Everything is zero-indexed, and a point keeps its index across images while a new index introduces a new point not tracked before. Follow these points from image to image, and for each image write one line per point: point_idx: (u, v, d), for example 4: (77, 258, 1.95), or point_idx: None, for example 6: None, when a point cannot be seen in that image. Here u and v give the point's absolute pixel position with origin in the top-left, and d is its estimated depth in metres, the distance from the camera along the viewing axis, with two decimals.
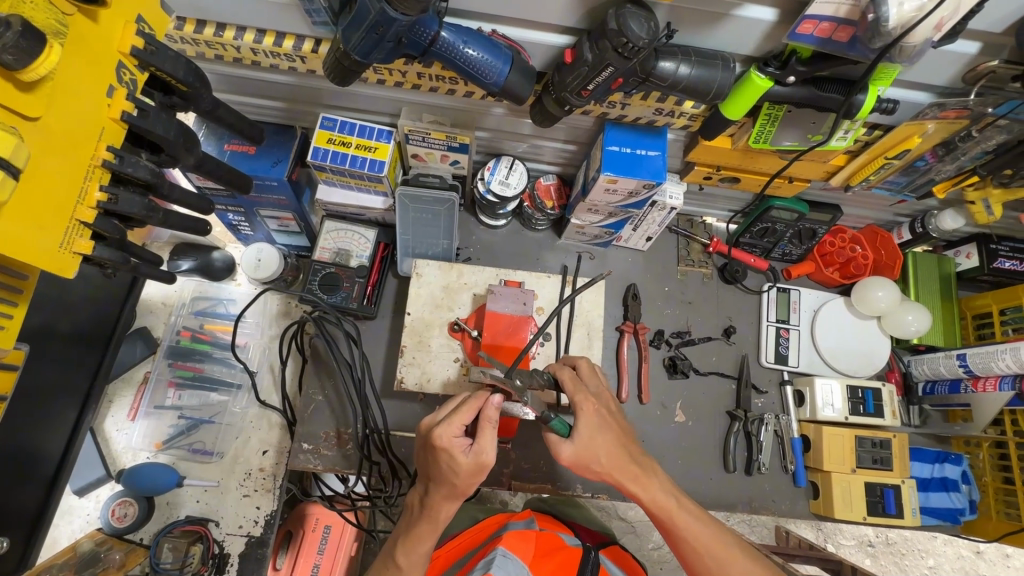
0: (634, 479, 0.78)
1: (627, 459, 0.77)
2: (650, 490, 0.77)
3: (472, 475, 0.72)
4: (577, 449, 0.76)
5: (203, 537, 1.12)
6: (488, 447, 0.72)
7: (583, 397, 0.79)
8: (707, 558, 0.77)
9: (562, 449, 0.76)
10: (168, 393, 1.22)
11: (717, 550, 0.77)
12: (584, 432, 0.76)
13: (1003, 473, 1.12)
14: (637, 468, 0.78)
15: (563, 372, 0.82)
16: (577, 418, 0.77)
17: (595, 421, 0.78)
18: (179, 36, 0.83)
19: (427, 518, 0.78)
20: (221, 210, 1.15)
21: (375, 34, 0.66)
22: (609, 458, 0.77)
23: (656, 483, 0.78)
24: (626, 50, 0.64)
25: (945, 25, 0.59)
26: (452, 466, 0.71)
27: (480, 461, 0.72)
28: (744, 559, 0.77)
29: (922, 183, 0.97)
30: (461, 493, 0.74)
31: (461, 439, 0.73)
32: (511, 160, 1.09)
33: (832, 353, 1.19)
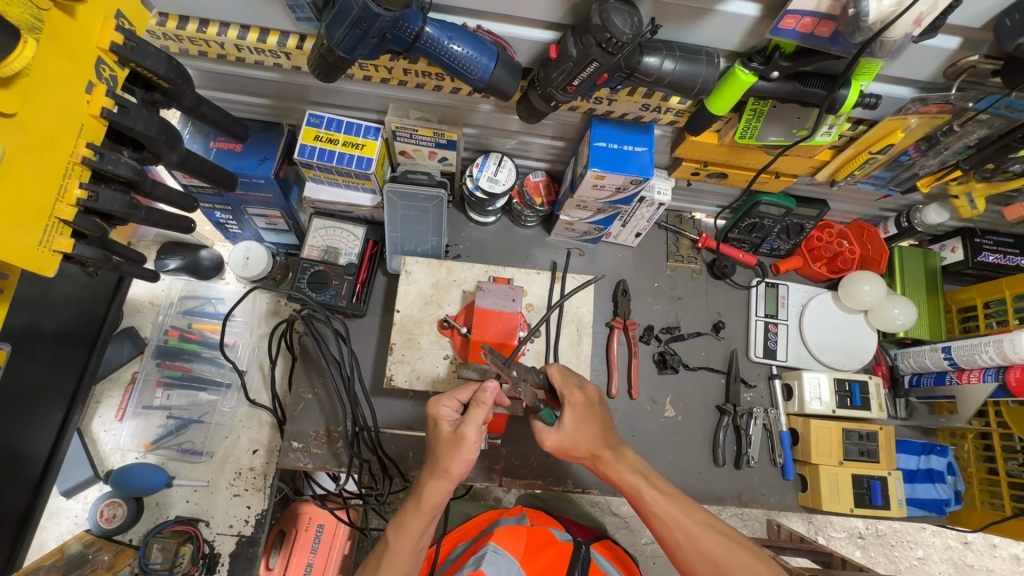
0: (606, 461, 0.84)
1: (603, 442, 0.84)
2: (619, 470, 0.84)
3: (451, 446, 0.77)
4: (561, 437, 0.83)
5: (193, 537, 1.13)
6: (466, 421, 0.76)
7: (572, 390, 0.83)
8: (677, 532, 0.80)
9: (548, 435, 0.84)
10: (156, 393, 1.21)
11: (686, 523, 0.80)
12: (569, 424, 0.82)
13: (987, 464, 1.14)
14: (609, 451, 0.85)
15: (554, 367, 0.85)
16: (563, 410, 0.82)
17: (579, 412, 0.82)
18: (161, 32, 0.82)
19: (414, 496, 0.81)
20: (208, 209, 1.14)
21: (358, 29, 0.65)
22: (588, 442, 0.84)
23: (626, 464, 0.85)
24: (610, 46, 0.64)
25: (924, 20, 0.60)
26: (435, 433, 0.79)
27: (457, 433, 0.76)
28: (713, 532, 0.79)
29: (906, 178, 0.98)
30: (442, 468, 0.78)
31: (452, 409, 0.80)
32: (499, 157, 1.09)
33: (820, 346, 1.20)
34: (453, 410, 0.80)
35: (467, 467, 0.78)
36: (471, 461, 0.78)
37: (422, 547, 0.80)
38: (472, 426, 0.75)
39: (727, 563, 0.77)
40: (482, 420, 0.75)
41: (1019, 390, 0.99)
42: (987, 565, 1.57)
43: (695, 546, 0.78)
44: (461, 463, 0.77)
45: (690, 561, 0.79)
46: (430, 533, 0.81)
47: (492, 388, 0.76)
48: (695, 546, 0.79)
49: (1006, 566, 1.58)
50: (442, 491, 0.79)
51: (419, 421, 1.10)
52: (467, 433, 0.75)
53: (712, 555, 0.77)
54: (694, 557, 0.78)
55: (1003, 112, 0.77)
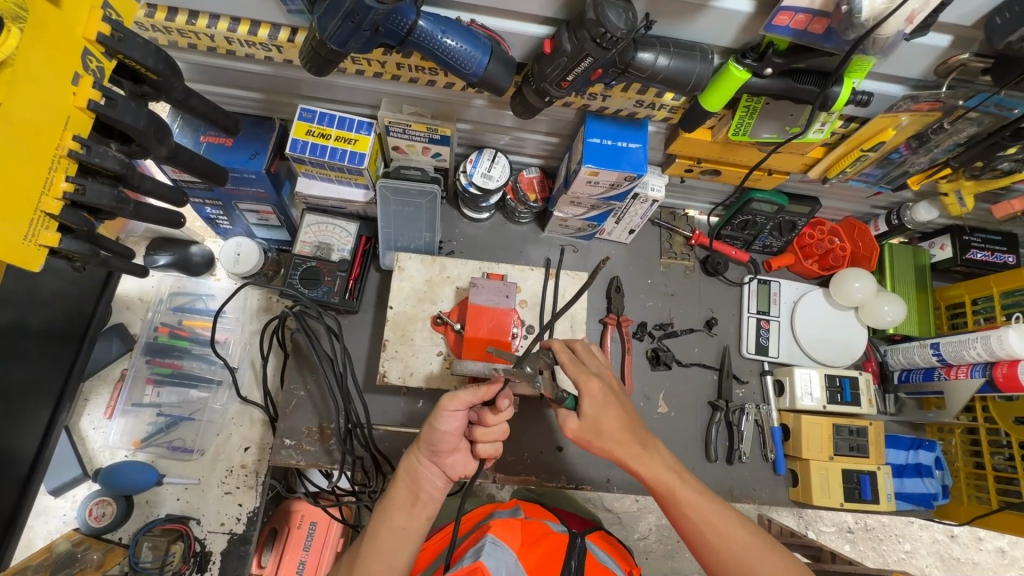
0: (635, 457, 0.82)
1: (631, 437, 0.82)
2: (651, 468, 0.82)
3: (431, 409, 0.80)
4: (581, 425, 0.82)
5: (184, 535, 1.12)
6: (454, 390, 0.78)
7: (588, 379, 0.81)
8: (708, 532, 0.79)
9: (568, 422, 0.83)
10: (147, 390, 1.20)
11: (718, 524, 0.79)
12: (589, 414, 0.81)
13: (974, 458, 1.15)
14: (640, 448, 0.82)
15: (565, 355, 0.82)
16: (581, 398, 0.81)
17: (601, 403, 0.81)
18: (150, 24, 0.81)
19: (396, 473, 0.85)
20: (198, 204, 1.13)
21: (351, 22, 0.64)
22: (615, 436, 0.81)
23: (657, 461, 0.83)
24: (605, 40, 0.64)
25: (915, 17, 0.61)
26: None
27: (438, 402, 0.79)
28: (743, 530, 0.79)
29: (897, 175, 0.98)
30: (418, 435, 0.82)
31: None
32: (493, 153, 1.08)
33: (811, 342, 1.21)
34: None
35: (444, 438, 0.79)
36: (447, 435, 0.78)
37: (400, 527, 0.79)
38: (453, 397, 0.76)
39: (756, 563, 0.77)
40: (464, 396, 0.75)
41: (1007, 386, 1.00)
42: (972, 558, 1.60)
43: (724, 546, 0.78)
44: (433, 431, 0.78)
45: (719, 560, 0.79)
46: (413, 514, 0.80)
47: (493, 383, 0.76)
48: (725, 546, 0.79)
49: (991, 558, 1.61)
50: (416, 465, 0.82)
51: (413, 418, 1.10)
52: (445, 401, 0.76)
53: (743, 556, 0.77)
54: (723, 556, 0.78)
55: (993, 110, 0.78)
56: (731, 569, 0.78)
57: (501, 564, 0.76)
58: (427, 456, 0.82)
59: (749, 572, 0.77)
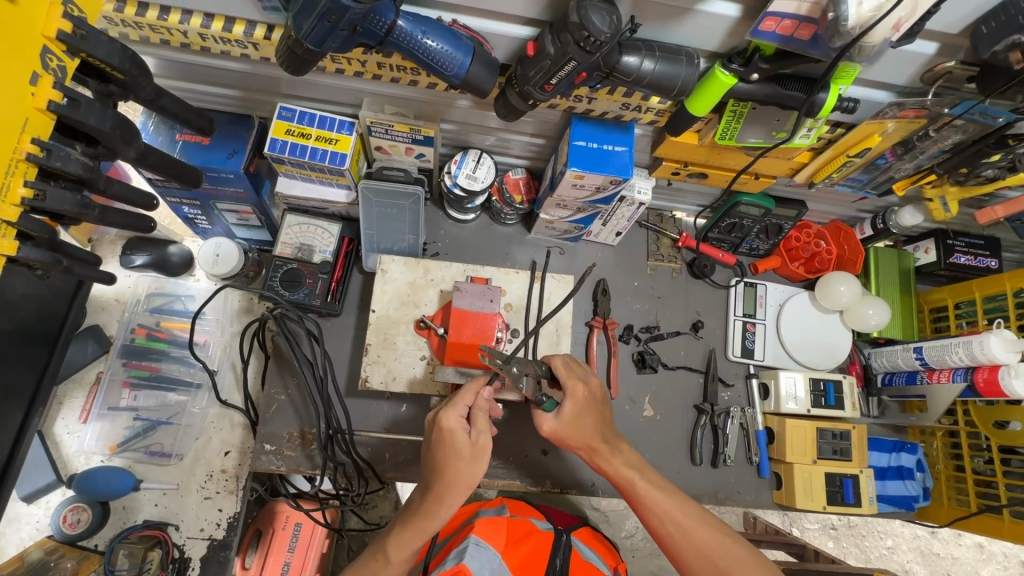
0: (601, 454, 0.85)
1: (597, 435, 0.85)
2: (614, 464, 0.84)
3: (473, 459, 0.76)
4: (559, 423, 0.84)
5: (162, 542, 1.10)
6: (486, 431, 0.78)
7: (574, 383, 0.84)
8: (671, 526, 0.80)
9: (545, 421, 0.85)
10: (123, 393, 1.17)
11: (678, 517, 0.80)
12: (567, 412, 0.84)
13: (954, 460, 1.16)
14: (604, 448, 0.85)
15: (557, 360, 0.88)
16: (564, 399, 0.84)
17: (580, 404, 0.84)
18: (119, 18, 0.77)
19: (421, 514, 0.78)
20: (175, 203, 1.10)
21: (328, 21, 0.62)
22: (583, 435, 0.85)
23: (620, 458, 0.85)
24: (588, 44, 0.63)
25: (903, 25, 0.60)
26: (453, 448, 0.76)
27: (478, 445, 0.77)
28: (704, 524, 0.79)
29: (883, 181, 0.98)
30: (464, 483, 0.76)
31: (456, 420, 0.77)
32: (479, 154, 1.06)
33: (797, 346, 1.21)
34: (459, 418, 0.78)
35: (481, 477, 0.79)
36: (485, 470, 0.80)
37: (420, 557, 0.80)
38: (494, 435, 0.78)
39: (718, 555, 0.77)
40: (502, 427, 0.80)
41: (986, 391, 1.01)
42: (952, 553, 1.62)
43: (687, 540, 0.79)
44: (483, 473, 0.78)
45: (684, 555, 0.79)
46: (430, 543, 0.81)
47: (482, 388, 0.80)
48: (688, 540, 0.79)
49: (969, 553, 1.63)
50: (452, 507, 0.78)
51: (396, 422, 1.09)
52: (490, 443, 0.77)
53: (704, 548, 0.78)
54: (688, 550, 0.79)
55: (977, 118, 0.77)
56: (696, 563, 0.78)
57: (484, 565, 0.77)
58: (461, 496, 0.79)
59: (712, 564, 0.77)
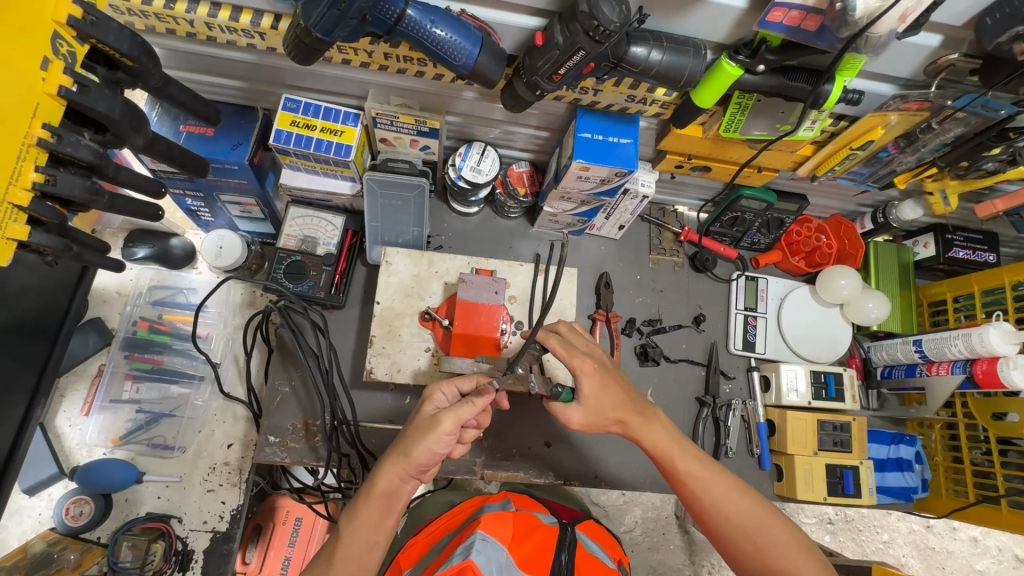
0: (635, 427, 0.85)
1: (630, 408, 0.85)
2: (651, 437, 0.84)
3: (423, 427, 0.75)
4: (586, 412, 0.83)
5: (165, 534, 1.10)
6: (446, 410, 0.74)
7: (576, 360, 0.82)
8: (709, 501, 0.81)
9: (573, 415, 0.83)
10: (125, 385, 1.17)
11: (718, 493, 0.81)
12: (588, 395, 0.83)
13: (952, 452, 1.17)
14: (639, 420, 0.85)
15: (554, 341, 0.83)
16: (579, 381, 0.83)
17: (595, 379, 0.83)
18: (125, 7, 0.77)
19: (368, 480, 0.78)
20: (178, 195, 1.09)
21: (337, 9, 0.63)
22: (615, 409, 0.84)
23: (657, 431, 0.85)
24: (597, 34, 0.63)
25: (909, 16, 0.60)
26: (416, 413, 0.78)
27: (432, 417, 0.75)
28: (744, 501, 0.81)
29: (884, 174, 0.99)
30: (405, 450, 0.75)
31: (446, 397, 0.80)
32: (483, 146, 1.07)
33: (797, 339, 1.21)
34: (446, 395, 0.80)
35: (430, 458, 0.75)
36: (438, 454, 0.74)
37: (373, 545, 0.75)
38: (451, 415, 0.73)
39: (756, 532, 0.79)
40: (463, 415, 0.73)
41: (985, 382, 1.02)
42: (947, 547, 1.64)
43: (724, 516, 0.80)
44: (425, 449, 0.73)
45: (721, 530, 0.81)
46: (384, 528, 0.76)
47: (489, 394, 0.75)
48: (726, 516, 0.80)
49: (964, 547, 1.65)
50: (396, 480, 0.76)
51: (400, 414, 1.09)
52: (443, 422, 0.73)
53: (742, 524, 0.79)
54: (726, 525, 0.80)
55: (980, 111, 0.78)
56: (733, 539, 0.80)
57: (491, 561, 0.77)
58: (410, 473, 0.75)
59: (750, 540, 0.78)
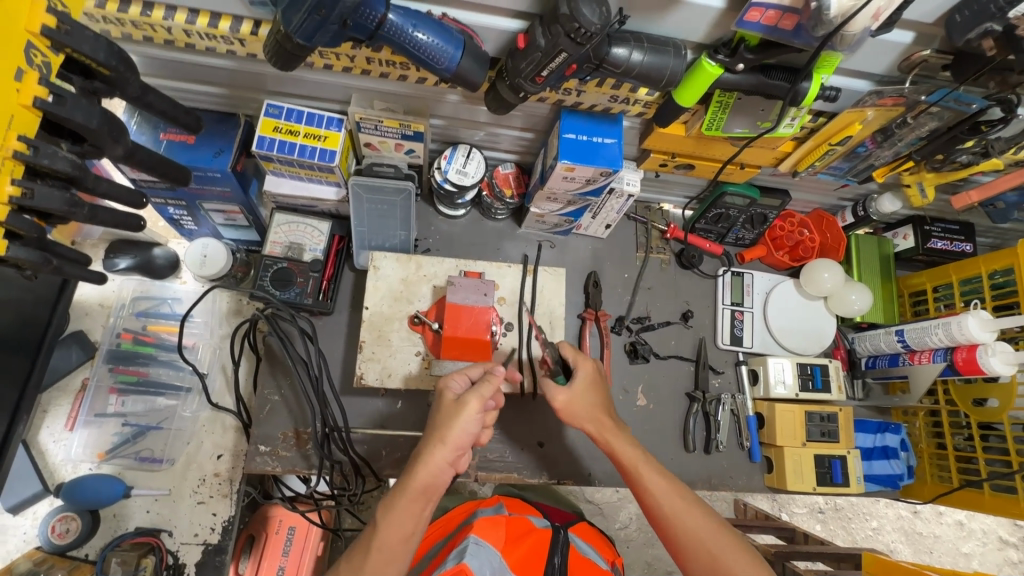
0: (608, 433, 0.87)
1: (606, 414, 0.88)
2: (618, 443, 0.86)
3: (452, 412, 0.76)
4: (570, 397, 0.88)
5: (156, 548, 1.08)
6: (470, 390, 0.77)
7: (583, 357, 0.92)
8: (667, 506, 0.81)
9: (558, 394, 0.89)
10: (110, 399, 1.14)
11: (675, 498, 0.81)
12: (579, 385, 0.89)
13: (936, 439, 1.20)
14: (609, 429, 0.87)
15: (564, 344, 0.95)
16: (576, 371, 0.91)
17: (590, 377, 0.90)
18: (100, 15, 0.76)
19: (403, 475, 0.76)
20: (160, 204, 1.08)
21: (318, 15, 0.62)
22: (589, 410, 0.88)
23: (625, 439, 0.87)
24: (579, 36, 0.64)
25: (881, 14, 0.62)
26: (438, 403, 0.79)
27: (458, 401, 0.77)
28: (699, 510, 0.80)
29: (863, 169, 1.01)
30: (440, 436, 0.75)
31: (459, 385, 0.81)
32: (468, 149, 1.07)
33: (783, 332, 1.23)
34: (460, 385, 0.82)
35: (464, 442, 0.75)
36: (472, 434, 0.76)
37: (409, 534, 0.73)
38: (476, 395, 0.76)
39: (710, 539, 0.78)
40: (485, 393, 0.77)
41: (966, 369, 1.04)
42: (933, 531, 1.68)
43: (679, 522, 0.79)
44: (461, 431, 0.75)
45: (677, 538, 0.79)
46: (423, 518, 0.75)
47: (499, 370, 0.83)
48: (680, 522, 0.80)
49: (950, 531, 1.68)
50: (437, 470, 0.74)
51: (391, 419, 1.08)
52: (471, 399, 0.75)
53: (697, 532, 0.78)
54: (679, 531, 0.79)
55: (952, 104, 0.80)
56: (686, 546, 0.78)
57: (485, 565, 0.77)
58: (452, 458, 0.75)
59: (704, 548, 0.77)
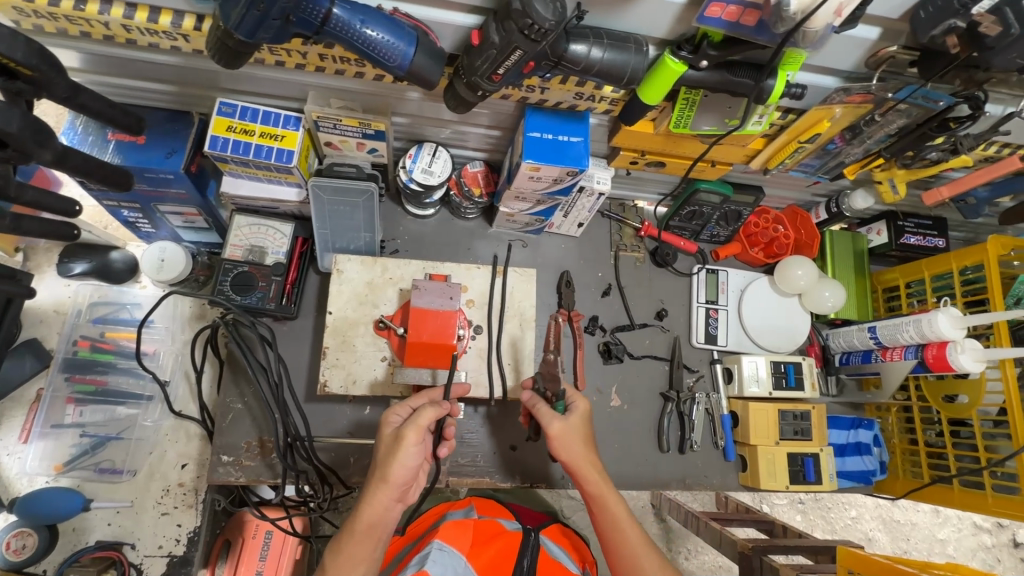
0: (593, 483, 0.84)
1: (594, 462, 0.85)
2: (604, 494, 0.84)
3: (390, 448, 0.76)
4: (563, 426, 0.84)
5: (117, 562, 1.06)
6: (407, 422, 0.76)
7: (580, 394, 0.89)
8: (641, 559, 0.82)
9: (552, 423, 0.84)
10: (67, 410, 1.08)
11: (646, 558, 0.82)
12: (575, 420, 0.86)
13: (908, 434, 1.20)
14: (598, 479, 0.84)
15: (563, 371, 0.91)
16: (574, 404, 0.87)
17: (586, 417, 0.87)
18: (30, 9, 0.71)
19: (351, 513, 0.76)
20: (113, 207, 1.03)
21: (257, 10, 0.59)
22: (580, 453, 0.84)
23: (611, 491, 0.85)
24: (533, 33, 0.61)
25: (844, 10, 0.59)
26: (378, 437, 0.79)
27: (397, 433, 0.76)
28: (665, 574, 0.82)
29: (834, 165, 0.99)
30: (381, 475, 0.75)
31: (401, 417, 0.80)
32: (434, 146, 1.04)
33: (757, 329, 1.23)
34: (402, 416, 0.81)
35: (407, 477, 0.76)
36: (413, 467, 0.76)
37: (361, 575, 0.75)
38: (413, 426, 0.75)
39: None
40: (424, 422, 0.75)
41: (937, 366, 1.04)
42: (911, 519, 1.70)
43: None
44: (401, 467, 0.75)
45: None
46: (372, 558, 0.76)
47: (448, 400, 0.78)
48: None
49: (927, 518, 1.70)
50: (381, 510, 0.75)
51: (359, 426, 1.06)
52: (410, 432, 0.74)
53: None
54: None
55: (920, 102, 0.78)
56: None
57: (447, 571, 0.77)
58: (395, 496, 0.76)
59: None
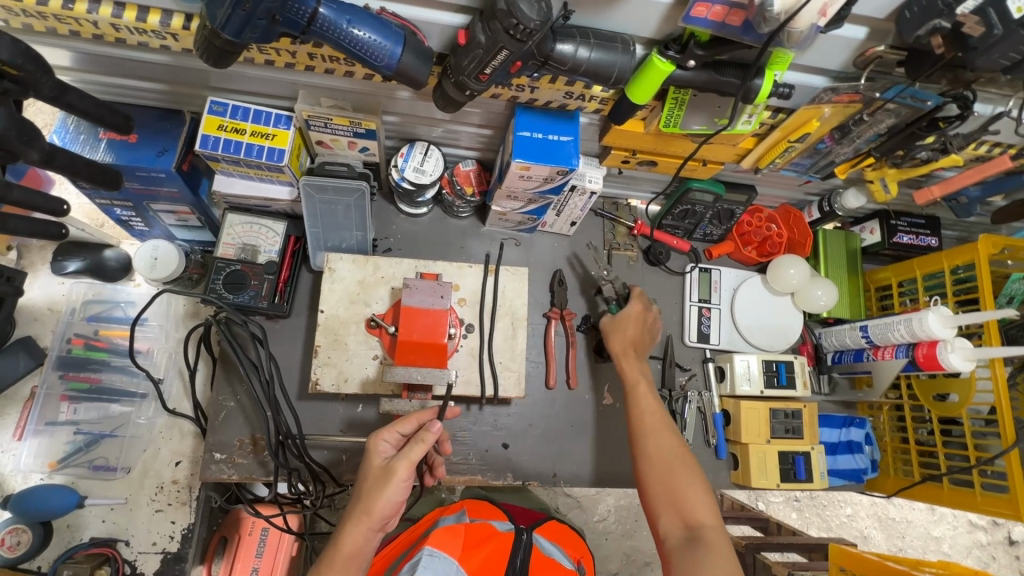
0: (626, 358, 1.05)
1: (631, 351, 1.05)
2: (631, 368, 1.03)
3: (378, 481, 0.76)
4: (614, 319, 1.09)
5: (111, 559, 1.06)
6: (398, 456, 0.76)
7: (640, 301, 1.10)
8: (648, 420, 0.95)
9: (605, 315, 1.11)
10: (61, 407, 1.10)
11: (655, 420, 0.95)
12: (630, 313, 1.08)
13: (900, 433, 1.21)
14: (624, 357, 1.05)
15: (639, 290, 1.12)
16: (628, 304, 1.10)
17: (636, 318, 1.08)
18: (18, 8, 0.71)
19: (331, 541, 0.75)
20: (106, 206, 1.04)
21: (242, 10, 0.59)
22: (622, 338, 1.07)
23: (636, 368, 1.03)
24: (518, 33, 0.61)
25: (828, 9, 0.60)
26: (366, 467, 0.79)
27: (387, 466, 0.76)
28: (671, 437, 0.92)
29: (825, 165, 0.99)
30: (364, 508, 0.75)
31: (390, 445, 0.80)
32: (426, 145, 1.04)
33: (749, 328, 1.23)
34: (390, 444, 0.81)
35: (391, 511, 0.75)
36: (398, 502, 0.76)
37: None
38: (403, 461, 0.76)
39: (670, 458, 0.89)
40: (416, 457, 0.76)
41: (927, 365, 1.04)
42: (906, 516, 1.70)
43: (651, 438, 0.92)
44: (386, 502, 0.75)
45: (646, 451, 0.91)
46: None
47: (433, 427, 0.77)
48: (655, 439, 0.92)
49: (922, 516, 1.71)
50: (361, 540, 0.74)
51: (351, 424, 1.06)
52: (399, 468, 0.75)
53: (661, 449, 0.90)
54: (648, 448, 0.92)
55: (909, 101, 0.79)
56: (651, 458, 0.90)
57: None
58: (376, 529, 0.75)
59: (664, 462, 0.89)
